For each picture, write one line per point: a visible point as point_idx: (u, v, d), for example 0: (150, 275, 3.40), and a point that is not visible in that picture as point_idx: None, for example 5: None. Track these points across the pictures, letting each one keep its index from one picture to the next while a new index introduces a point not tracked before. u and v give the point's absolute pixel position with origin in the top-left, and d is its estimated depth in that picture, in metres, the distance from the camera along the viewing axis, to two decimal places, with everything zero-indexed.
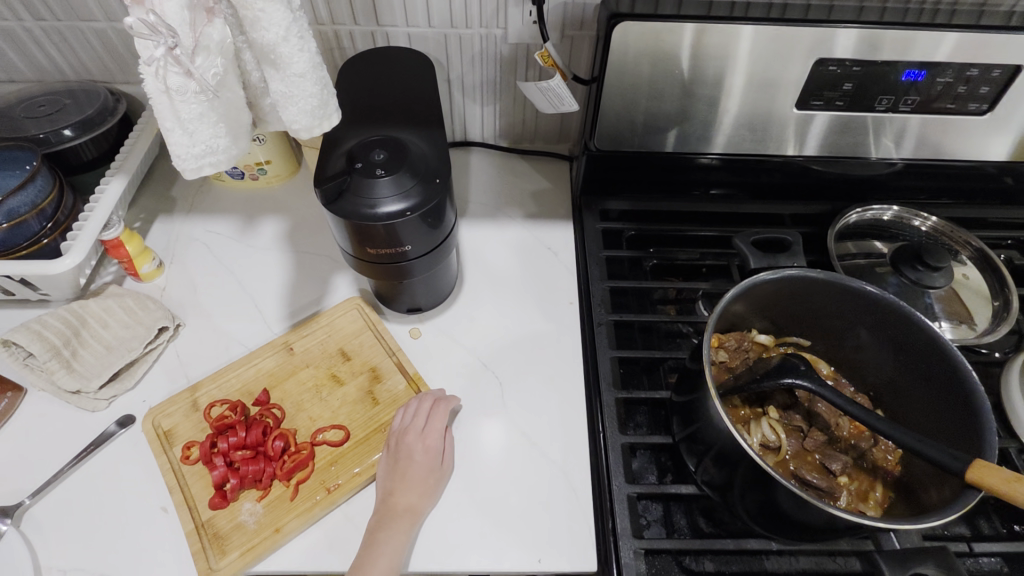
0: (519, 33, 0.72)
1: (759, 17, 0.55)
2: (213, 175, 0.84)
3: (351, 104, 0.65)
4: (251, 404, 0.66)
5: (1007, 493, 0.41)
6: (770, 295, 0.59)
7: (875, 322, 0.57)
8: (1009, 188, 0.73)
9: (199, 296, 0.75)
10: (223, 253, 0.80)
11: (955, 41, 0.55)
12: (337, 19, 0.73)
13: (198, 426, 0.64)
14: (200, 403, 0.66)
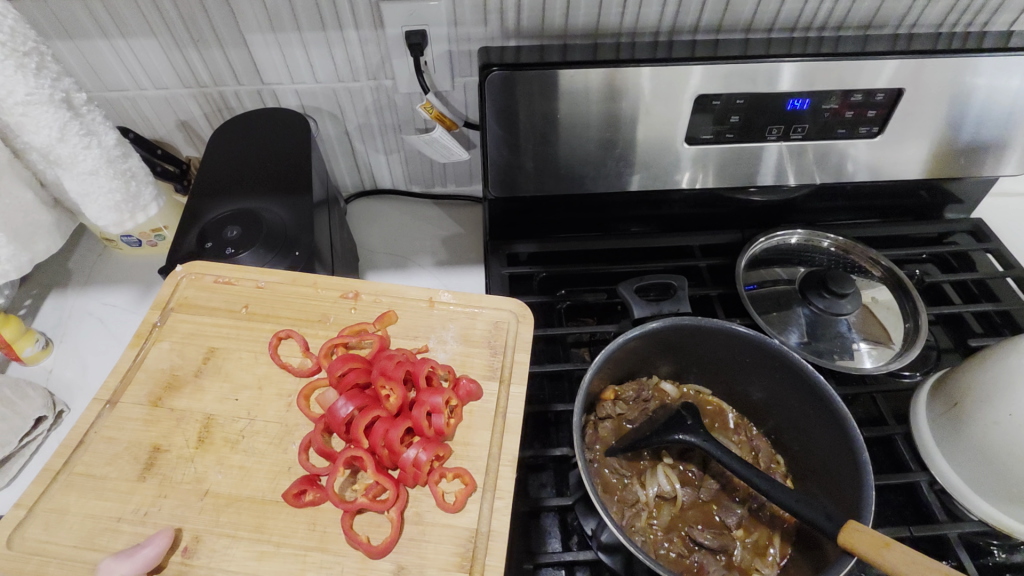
0: (408, 83, 0.66)
1: (646, 58, 0.58)
2: (109, 243, 0.71)
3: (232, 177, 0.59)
4: (154, 463, 0.48)
5: (879, 563, 0.39)
6: (687, 346, 0.54)
7: (762, 369, 0.53)
8: (926, 203, 0.77)
9: (87, 376, 0.64)
10: (115, 328, 0.68)
11: (831, 71, 0.59)
12: (210, 74, 0.64)
13: (103, 487, 0.47)
14: (75, 475, 0.47)
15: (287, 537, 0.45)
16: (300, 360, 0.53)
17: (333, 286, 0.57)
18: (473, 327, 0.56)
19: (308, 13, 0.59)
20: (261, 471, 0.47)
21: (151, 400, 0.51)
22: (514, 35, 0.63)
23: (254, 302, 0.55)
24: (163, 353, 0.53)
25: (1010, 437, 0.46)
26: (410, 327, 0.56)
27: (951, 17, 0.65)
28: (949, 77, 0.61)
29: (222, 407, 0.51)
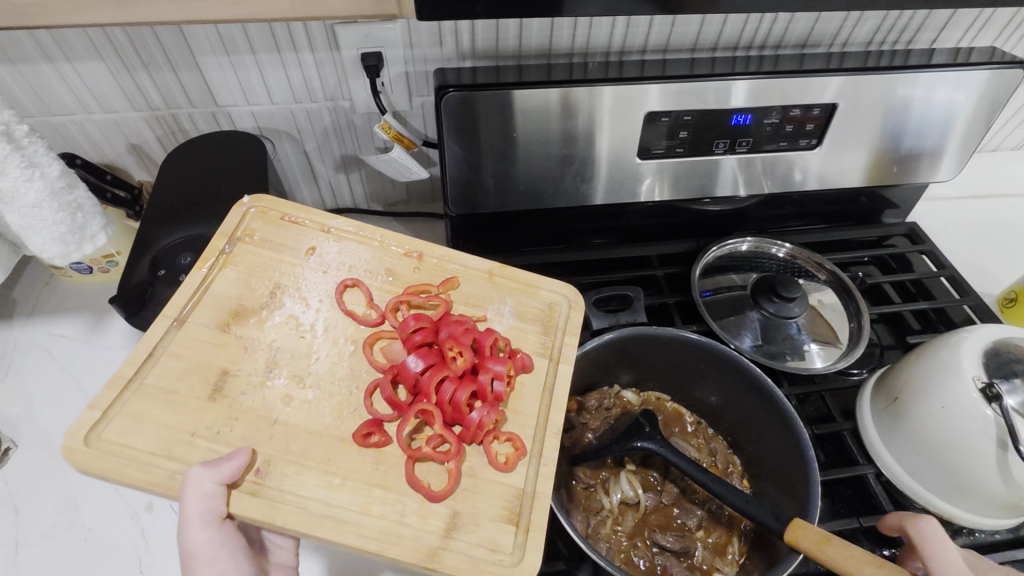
0: (368, 103, 0.66)
1: (597, 78, 0.60)
2: (56, 271, 0.69)
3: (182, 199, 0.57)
4: (227, 392, 0.47)
5: (821, 558, 0.41)
6: (647, 355, 0.56)
7: (713, 376, 0.55)
8: (865, 208, 0.82)
9: (34, 412, 0.61)
10: (66, 359, 0.65)
11: (772, 87, 0.63)
12: (163, 98, 0.64)
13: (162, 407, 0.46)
14: (148, 390, 0.46)
15: (352, 473, 0.46)
16: (365, 308, 0.53)
17: (399, 243, 0.57)
18: (527, 306, 0.57)
19: (263, 38, 0.59)
20: (325, 417, 0.48)
21: (220, 325, 0.50)
22: (470, 56, 0.64)
23: (323, 245, 0.56)
24: (232, 280, 0.52)
25: (945, 428, 0.49)
26: (469, 292, 0.56)
27: (878, 36, 0.69)
28: (879, 92, 0.65)
29: (290, 342, 0.51)
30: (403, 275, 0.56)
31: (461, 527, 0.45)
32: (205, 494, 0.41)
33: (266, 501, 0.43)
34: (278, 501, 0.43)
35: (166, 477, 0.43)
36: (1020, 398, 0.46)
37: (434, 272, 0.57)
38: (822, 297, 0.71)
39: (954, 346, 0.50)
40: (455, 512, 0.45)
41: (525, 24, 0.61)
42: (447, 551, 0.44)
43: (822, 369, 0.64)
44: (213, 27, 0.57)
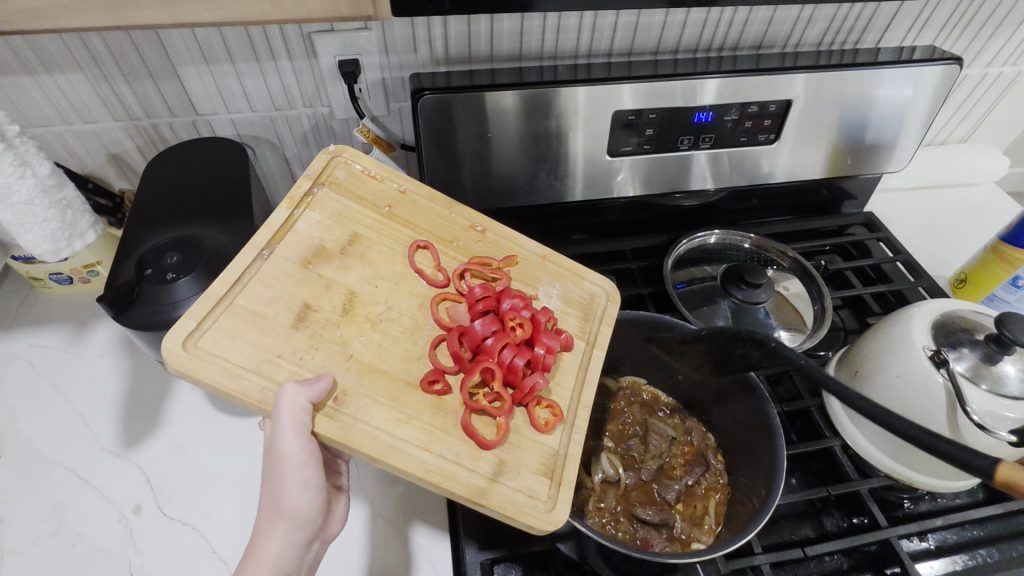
0: (346, 109, 0.68)
1: (566, 79, 0.63)
2: (36, 282, 0.69)
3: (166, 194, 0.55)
4: (312, 321, 0.47)
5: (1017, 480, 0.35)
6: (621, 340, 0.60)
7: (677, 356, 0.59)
8: (825, 200, 0.86)
9: (15, 422, 0.61)
10: (48, 369, 0.65)
11: (733, 84, 0.66)
12: (143, 108, 0.65)
13: (251, 329, 0.45)
14: (237, 309, 0.46)
15: (417, 413, 0.46)
16: (436, 268, 0.54)
17: (465, 215, 0.59)
18: (572, 292, 0.59)
19: (241, 46, 0.61)
20: (396, 364, 0.48)
21: (303, 260, 0.50)
22: (444, 62, 0.67)
23: (402, 205, 0.57)
24: (315, 221, 0.52)
25: (900, 397, 0.52)
26: (523, 269, 0.58)
27: (827, 37, 0.74)
28: (831, 88, 0.69)
29: (368, 288, 0.51)
30: (467, 245, 0.57)
31: (507, 473, 0.46)
32: (297, 409, 0.41)
33: (345, 428, 0.44)
34: (355, 428, 0.44)
35: (257, 390, 0.42)
36: (967, 364, 0.50)
37: (494, 246, 0.58)
38: (787, 285, 0.74)
39: (906, 321, 0.54)
40: (503, 459, 0.47)
41: (496, 30, 0.64)
42: (494, 493, 0.45)
43: None
44: (192, 37, 0.59)
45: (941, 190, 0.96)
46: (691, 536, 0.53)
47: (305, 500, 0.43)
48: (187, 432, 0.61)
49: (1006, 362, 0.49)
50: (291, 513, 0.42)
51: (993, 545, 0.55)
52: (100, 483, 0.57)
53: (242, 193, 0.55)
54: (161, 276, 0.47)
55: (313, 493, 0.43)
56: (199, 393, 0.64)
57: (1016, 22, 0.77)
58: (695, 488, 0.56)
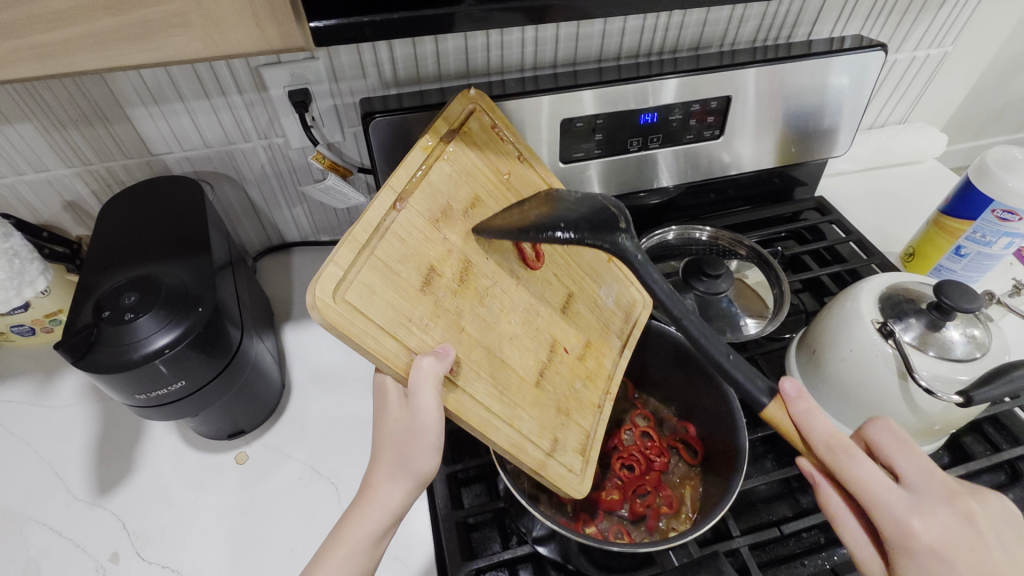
0: (301, 138, 0.69)
1: (514, 92, 0.65)
2: None
3: (132, 237, 0.55)
4: (438, 286, 0.44)
5: None
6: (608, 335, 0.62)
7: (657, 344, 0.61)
8: (778, 188, 0.89)
9: None
10: (12, 424, 0.64)
11: (676, 84, 0.68)
12: (96, 153, 0.65)
13: (391, 287, 0.41)
14: (381, 263, 0.41)
15: (507, 391, 0.46)
16: (533, 250, 0.52)
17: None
18: (623, 294, 0.60)
19: (189, 84, 0.61)
20: (495, 347, 0.47)
21: (433, 216, 0.45)
22: (394, 85, 0.68)
23: (516, 175, 0.54)
24: (445, 174, 0.47)
25: (856, 369, 0.54)
26: (595, 264, 0.58)
27: (761, 34, 0.78)
28: (770, 81, 0.72)
29: (483, 259, 0.47)
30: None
31: (561, 449, 0.49)
32: (433, 382, 0.40)
33: (453, 403, 0.43)
34: (463, 401, 0.43)
35: (393, 353, 0.40)
36: (914, 333, 0.52)
37: (580, 242, 0.57)
38: (747, 273, 0.76)
39: (853, 297, 0.57)
40: (558, 437, 0.49)
41: (441, 50, 0.66)
42: (551, 466, 0.47)
43: (754, 335, 0.69)
44: (139, 78, 0.59)
45: (887, 170, 1.00)
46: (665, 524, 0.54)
47: (428, 463, 0.44)
48: (163, 475, 0.60)
49: (950, 328, 0.52)
50: (414, 475, 0.44)
51: None
52: (75, 534, 0.55)
53: (201, 229, 0.55)
54: (120, 317, 0.47)
55: (438, 457, 0.44)
56: (172, 433, 0.64)
57: (935, 7, 0.82)
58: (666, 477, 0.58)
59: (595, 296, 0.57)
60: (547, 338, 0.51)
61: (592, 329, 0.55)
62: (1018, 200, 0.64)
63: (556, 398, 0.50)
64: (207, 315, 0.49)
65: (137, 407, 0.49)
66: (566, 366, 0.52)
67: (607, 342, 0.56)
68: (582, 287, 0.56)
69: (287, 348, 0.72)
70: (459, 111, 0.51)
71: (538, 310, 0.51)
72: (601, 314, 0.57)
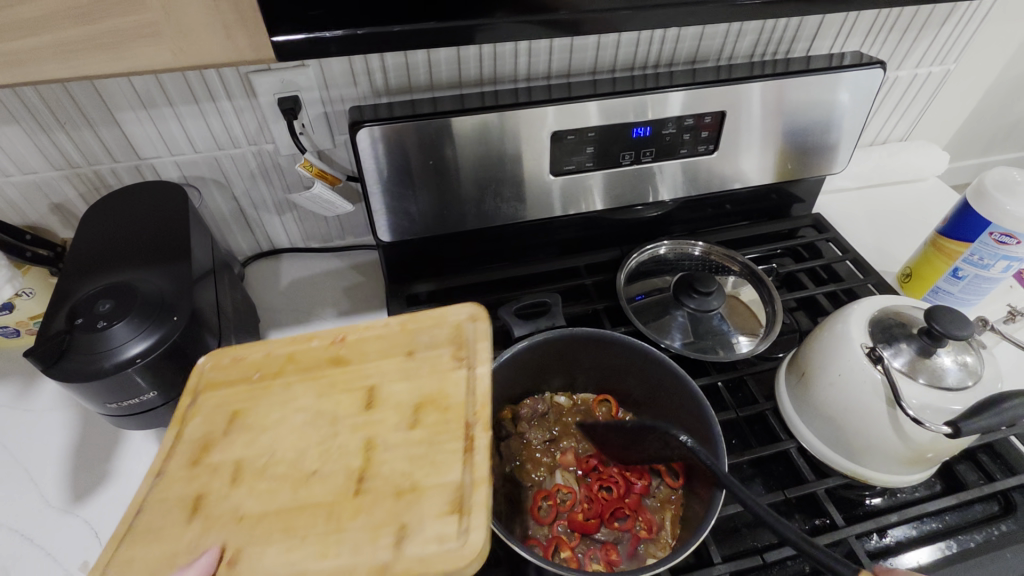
0: (290, 145, 0.69)
1: (501, 104, 0.64)
2: None
3: (89, 243, 0.54)
4: (206, 502, 0.40)
5: None
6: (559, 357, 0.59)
7: (617, 361, 0.58)
8: (773, 205, 0.88)
9: None
10: None
11: (672, 98, 0.67)
12: (83, 156, 0.65)
13: (159, 549, 0.38)
14: (131, 539, 0.38)
15: (309, 532, 0.38)
16: (303, 407, 0.45)
17: (321, 332, 0.49)
18: (439, 330, 0.48)
19: (178, 89, 0.61)
20: (287, 500, 0.40)
21: (192, 447, 0.43)
22: (385, 93, 0.68)
23: (273, 361, 0.48)
24: (199, 428, 0.44)
25: (843, 394, 0.53)
26: (391, 343, 0.48)
27: (758, 49, 0.77)
28: (766, 97, 0.71)
29: (276, 440, 0.43)
30: (341, 349, 0.48)
31: (410, 538, 0.37)
32: None
33: None
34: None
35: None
36: (903, 359, 0.51)
37: (366, 343, 0.48)
38: (740, 290, 0.75)
39: (842, 319, 0.55)
40: (403, 526, 0.37)
41: (432, 59, 0.66)
42: (408, 558, 0.36)
43: (745, 353, 0.68)
44: (128, 83, 0.59)
45: (887, 187, 0.99)
46: (644, 550, 0.53)
47: None
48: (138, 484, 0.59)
49: (940, 354, 0.51)
50: None
51: (951, 537, 0.55)
52: (47, 542, 0.55)
53: (179, 238, 0.54)
54: (91, 324, 0.45)
55: None
56: (151, 441, 0.63)
57: (937, 25, 0.81)
58: (646, 500, 0.56)
59: (394, 368, 0.46)
60: (356, 443, 0.42)
61: (424, 390, 0.45)
62: (1016, 224, 0.63)
63: (388, 485, 0.40)
64: (180, 325, 0.47)
65: (111, 415, 0.48)
66: (394, 452, 0.41)
67: (444, 388, 0.45)
68: (385, 369, 0.46)
69: None
70: (196, 379, 0.48)
71: (336, 433, 0.43)
72: (425, 372, 0.46)
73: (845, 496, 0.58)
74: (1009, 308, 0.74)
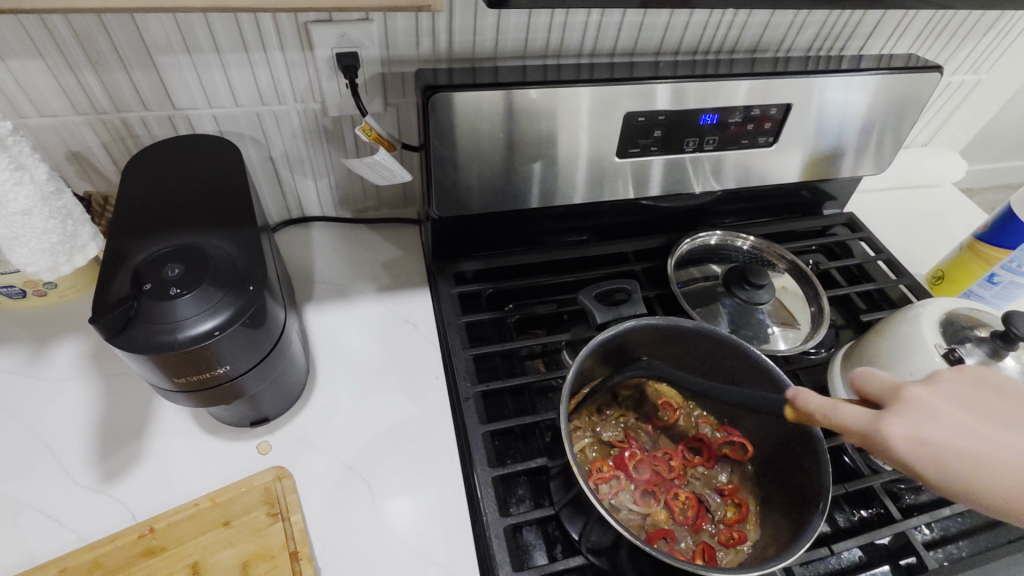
0: (340, 106, 0.64)
1: (572, 79, 0.61)
2: None
3: (139, 200, 0.49)
4: None
5: None
6: (631, 344, 0.57)
7: (689, 349, 0.58)
8: (807, 202, 0.88)
9: None
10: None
11: (742, 86, 0.66)
12: (112, 101, 0.58)
13: None
14: None
15: None
16: None
17: (116, 533, 0.49)
18: (248, 496, 0.52)
19: (228, 34, 0.55)
20: None
21: None
22: (446, 58, 0.64)
23: (96, 557, 0.48)
24: None
25: None
26: (203, 521, 0.51)
27: (817, 43, 0.76)
28: (831, 95, 0.70)
29: None
30: (150, 540, 0.49)
31: None
32: None
33: None
34: None
35: None
36: (976, 359, 0.53)
37: (179, 527, 0.50)
38: (785, 285, 0.76)
39: (911, 320, 0.57)
40: None
41: (502, 25, 0.62)
42: None
43: (787, 349, 0.68)
44: (172, 22, 0.53)
45: (908, 191, 1.01)
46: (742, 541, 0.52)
47: None
48: (176, 461, 0.55)
49: (1009, 357, 0.52)
50: None
51: (995, 529, 0.58)
52: (79, 522, 0.51)
53: (242, 201, 0.50)
54: (163, 293, 0.41)
55: None
56: (186, 416, 0.58)
57: (980, 34, 0.82)
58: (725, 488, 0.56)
59: (222, 542, 0.49)
60: None
61: (247, 551, 0.49)
62: None
63: None
64: (260, 294, 0.44)
65: (177, 392, 0.44)
66: None
67: (268, 540, 0.50)
68: (205, 544, 0.49)
69: (311, 332, 0.67)
70: None
71: None
72: (243, 536, 0.50)
73: (894, 490, 0.60)
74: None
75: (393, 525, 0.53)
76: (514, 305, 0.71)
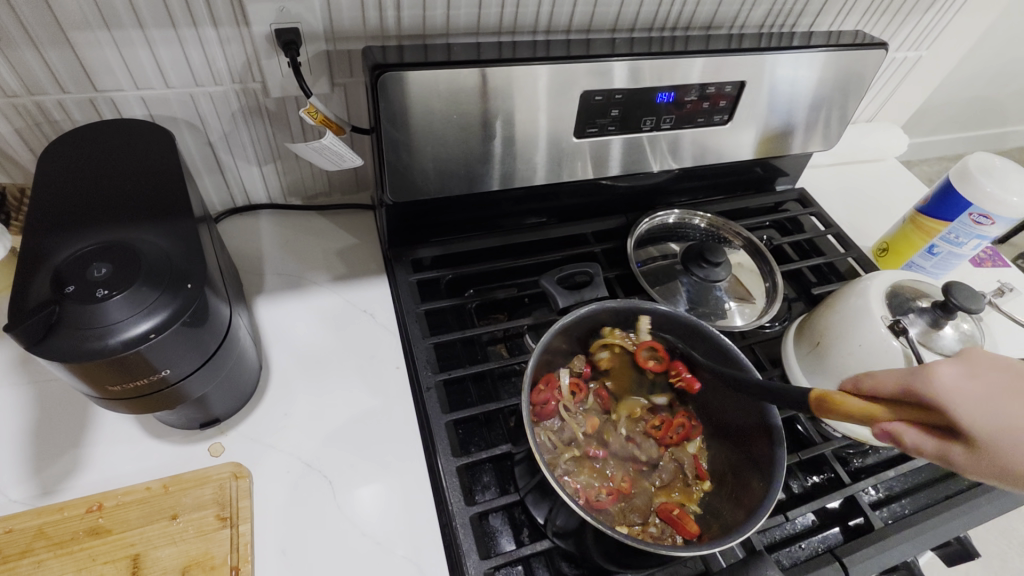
0: (283, 86, 0.60)
1: (527, 57, 0.59)
2: None
3: (59, 195, 0.45)
4: None
5: None
6: (592, 325, 0.57)
7: (649, 328, 0.58)
8: (760, 178, 0.89)
9: None
10: None
11: (696, 64, 0.66)
12: (23, 83, 0.53)
13: None
14: None
15: None
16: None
17: (73, 503, 0.48)
18: (202, 493, 0.50)
19: (152, 8, 0.51)
20: None
21: None
22: (395, 34, 0.61)
23: (45, 526, 0.47)
24: None
25: (862, 363, 0.57)
26: (151, 509, 0.49)
27: (769, 19, 0.76)
28: (783, 73, 0.71)
29: None
30: (97, 518, 0.48)
31: None
32: None
33: None
34: None
35: None
36: (918, 329, 0.55)
37: (129, 512, 0.48)
38: (740, 261, 0.77)
39: (860, 294, 0.58)
40: None
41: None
42: None
43: (743, 325, 0.70)
44: None
45: (855, 165, 1.04)
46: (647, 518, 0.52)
47: None
48: (120, 470, 0.52)
49: (947, 326, 0.55)
50: None
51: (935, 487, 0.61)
52: None
53: (177, 192, 0.46)
54: (89, 295, 0.38)
55: None
56: (129, 421, 0.55)
57: (922, 10, 0.85)
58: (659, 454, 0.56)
59: (167, 538, 0.47)
60: None
61: (189, 553, 0.47)
62: (995, 206, 0.68)
63: None
64: (200, 291, 0.41)
65: (112, 399, 0.42)
66: None
67: (214, 547, 0.47)
68: (150, 536, 0.47)
69: (261, 325, 0.64)
70: None
71: None
72: (188, 536, 0.48)
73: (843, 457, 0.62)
74: (1000, 284, 0.81)
75: (354, 522, 0.52)
76: (474, 291, 0.70)
